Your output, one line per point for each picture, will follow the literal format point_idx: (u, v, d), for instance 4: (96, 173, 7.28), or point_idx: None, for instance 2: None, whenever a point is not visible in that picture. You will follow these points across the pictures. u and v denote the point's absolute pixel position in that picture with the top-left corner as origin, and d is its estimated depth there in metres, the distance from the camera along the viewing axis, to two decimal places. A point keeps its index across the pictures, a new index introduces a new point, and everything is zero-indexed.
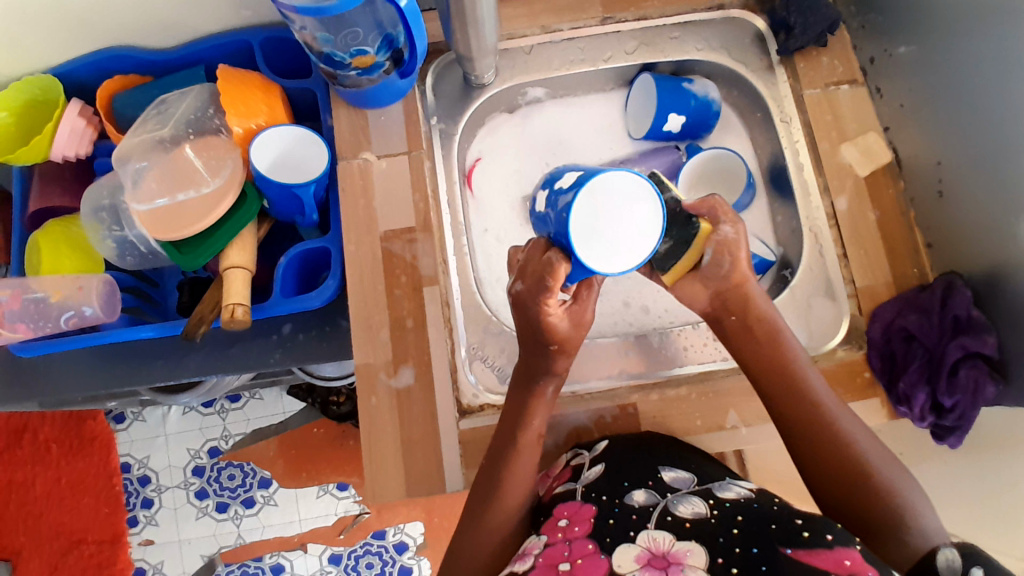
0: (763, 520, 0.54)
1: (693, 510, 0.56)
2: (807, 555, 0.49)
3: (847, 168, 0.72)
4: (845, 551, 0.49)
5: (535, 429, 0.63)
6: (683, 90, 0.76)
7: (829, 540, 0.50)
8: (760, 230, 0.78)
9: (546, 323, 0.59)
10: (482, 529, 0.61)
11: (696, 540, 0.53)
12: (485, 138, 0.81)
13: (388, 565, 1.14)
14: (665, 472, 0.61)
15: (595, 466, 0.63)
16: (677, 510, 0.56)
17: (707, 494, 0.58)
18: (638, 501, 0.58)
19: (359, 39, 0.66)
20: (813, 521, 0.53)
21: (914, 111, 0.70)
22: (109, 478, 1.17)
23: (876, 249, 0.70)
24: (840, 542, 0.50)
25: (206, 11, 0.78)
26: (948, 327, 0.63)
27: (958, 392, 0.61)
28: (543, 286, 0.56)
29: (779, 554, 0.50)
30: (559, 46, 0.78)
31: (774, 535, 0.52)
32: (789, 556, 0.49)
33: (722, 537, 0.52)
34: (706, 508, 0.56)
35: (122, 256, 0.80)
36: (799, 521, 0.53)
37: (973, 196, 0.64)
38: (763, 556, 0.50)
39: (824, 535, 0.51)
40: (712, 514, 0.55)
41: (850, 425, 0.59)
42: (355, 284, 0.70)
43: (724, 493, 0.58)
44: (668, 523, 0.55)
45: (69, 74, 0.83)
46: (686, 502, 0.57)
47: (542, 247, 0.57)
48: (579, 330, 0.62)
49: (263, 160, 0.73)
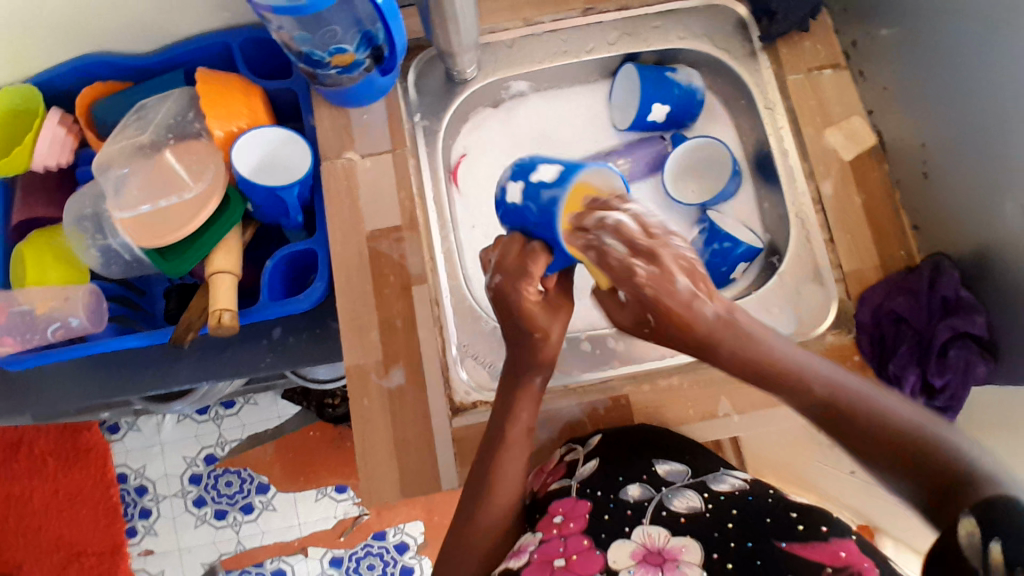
0: (758, 512, 0.54)
1: (688, 503, 0.57)
2: (801, 549, 0.50)
3: (832, 153, 0.72)
4: (841, 542, 0.49)
5: (524, 424, 0.62)
6: (667, 78, 0.76)
7: (824, 532, 0.51)
8: (748, 217, 0.77)
9: (523, 310, 0.60)
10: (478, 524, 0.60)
11: (692, 536, 0.54)
12: (470, 133, 0.80)
13: (390, 565, 1.14)
14: (660, 465, 0.62)
15: (590, 462, 0.63)
16: (672, 505, 0.57)
17: (702, 488, 0.59)
18: (634, 495, 0.59)
19: (337, 37, 0.66)
20: (807, 513, 0.53)
21: (897, 94, 0.70)
22: (106, 489, 1.16)
23: (862, 233, 0.70)
24: (835, 533, 0.51)
25: (184, 14, 0.77)
26: (936, 309, 0.63)
27: (947, 372, 0.61)
28: (523, 275, 0.58)
29: (775, 548, 0.50)
30: (541, 39, 0.78)
31: (770, 529, 0.52)
32: (783, 549, 0.50)
33: (718, 531, 0.53)
34: (700, 501, 0.57)
35: (107, 265, 0.78)
36: (795, 513, 0.54)
37: (958, 177, 0.64)
38: (757, 548, 0.51)
39: (820, 527, 0.52)
40: (708, 507, 0.56)
41: (839, 378, 0.49)
42: (343, 285, 0.70)
43: (719, 485, 0.59)
44: (664, 517, 0.56)
45: (47, 84, 0.82)
46: (681, 495, 0.58)
47: (519, 245, 0.59)
48: (559, 316, 0.62)
49: (246, 163, 0.73)
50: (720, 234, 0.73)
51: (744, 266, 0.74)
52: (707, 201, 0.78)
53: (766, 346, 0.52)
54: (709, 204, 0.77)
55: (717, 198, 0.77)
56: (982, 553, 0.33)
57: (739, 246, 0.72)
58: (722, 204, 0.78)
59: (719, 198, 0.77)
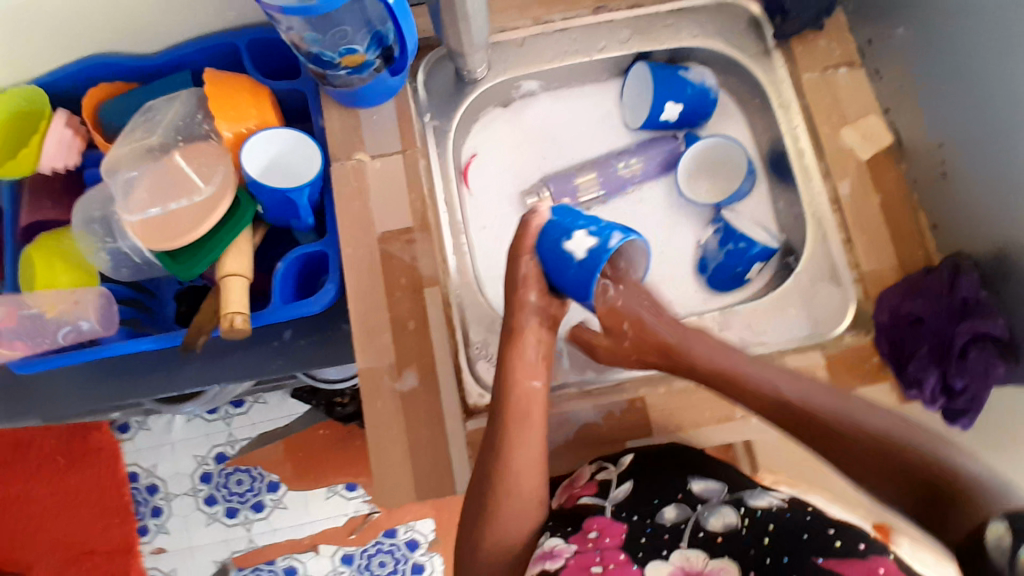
0: (794, 527, 0.53)
1: (724, 520, 0.56)
2: (838, 565, 0.49)
3: (848, 152, 0.71)
4: (879, 560, 0.48)
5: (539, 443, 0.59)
6: (680, 78, 0.75)
7: (862, 549, 0.50)
8: (763, 217, 0.77)
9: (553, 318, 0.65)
10: (506, 536, 0.57)
11: (729, 557, 0.53)
12: (480, 134, 0.80)
13: (401, 562, 1.14)
14: (695, 483, 0.61)
15: (624, 483, 0.62)
16: (709, 524, 0.56)
17: (738, 504, 0.58)
18: (670, 518, 0.58)
19: (347, 38, 0.66)
20: (846, 530, 0.52)
21: (914, 92, 0.69)
22: (117, 488, 1.16)
23: (881, 234, 0.69)
24: (873, 551, 0.49)
25: (191, 13, 0.76)
26: (956, 309, 0.62)
27: (968, 373, 0.60)
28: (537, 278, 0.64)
29: (810, 564, 0.50)
30: (552, 37, 0.77)
31: (806, 545, 0.51)
32: (819, 565, 0.49)
33: (752, 548, 0.53)
34: (737, 517, 0.56)
35: (116, 267, 0.78)
36: (832, 529, 0.52)
37: (978, 175, 0.63)
38: (793, 563, 0.51)
39: (857, 544, 0.50)
40: (745, 524, 0.55)
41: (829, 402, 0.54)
42: (355, 288, 0.69)
43: (756, 501, 0.57)
44: (701, 539, 0.55)
45: (54, 85, 0.81)
46: (717, 512, 0.57)
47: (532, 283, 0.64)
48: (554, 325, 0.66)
49: (257, 165, 0.73)
50: (734, 234, 0.73)
51: (759, 266, 0.74)
52: (722, 200, 0.77)
53: (754, 384, 0.58)
54: (724, 204, 0.77)
55: (731, 198, 0.76)
56: (1013, 556, 0.36)
57: (754, 245, 0.71)
58: (735, 203, 0.77)
59: (734, 197, 0.76)
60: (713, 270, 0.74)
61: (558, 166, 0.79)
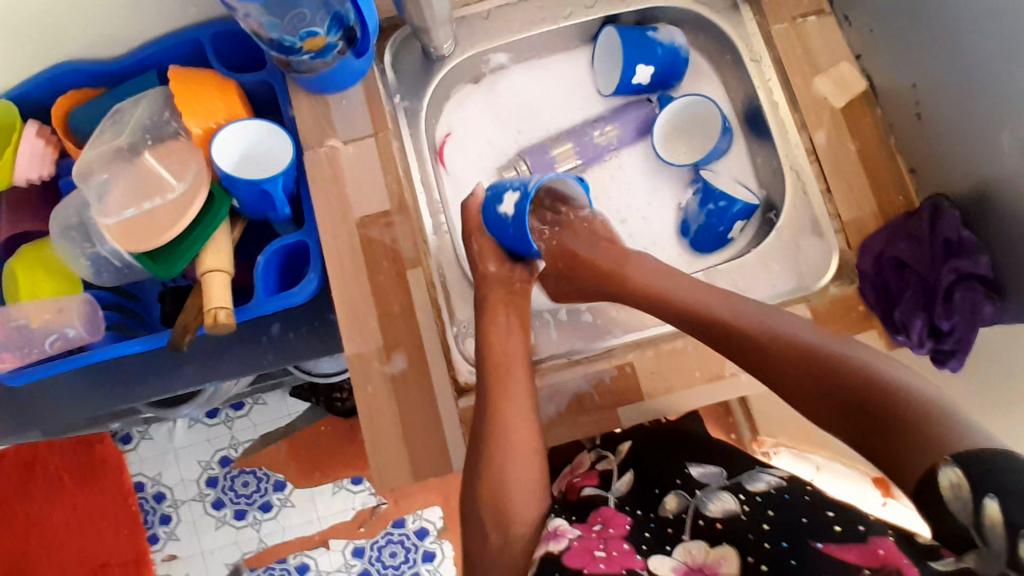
0: (794, 512, 0.52)
1: (723, 506, 0.55)
2: (839, 550, 0.48)
3: (822, 101, 0.71)
4: (880, 541, 0.47)
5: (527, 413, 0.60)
6: (649, 39, 0.74)
7: (862, 531, 0.49)
8: (742, 174, 0.77)
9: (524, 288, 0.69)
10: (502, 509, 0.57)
11: (729, 543, 0.51)
12: (453, 112, 0.79)
13: (411, 551, 1.14)
14: (693, 468, 0.62)
15: (625, 474, 0.63)
16: (708, 510, 0.55)
17: (736, 489, 0.57)
18: (671, 508, 0.57)
19: (307, 21, 0.65)
20: (844, 512, 0.51)
21: (884, 36, 0.68)
22: (124, 500, 1.17)
23: (859, 181, 0.69)
24: (874, 532, 0.48)
25: (151, 12, 0.75)
26: (939, 251, 0.61)
27: (955, 314, 0.59)
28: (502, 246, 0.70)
29: (810, 549, 0.48)
30: (517, 7, 0.76)
31: (805, 528, 0.50)
32: (820, 550, 0.48)
33: (752, 533, 0.51)
34: (736, 502, 0.55)
35: (99, 274, 0.78)
36: (831, 512, 0.51)
37: (952, 112, 0.63)
38: (792, 548, 0.49)
39: (857, 526, 0.49)
40: (744, 510, 0.54)
41: (805, 338, 0.54)
42: (337, 276, 0.69)
43: (755, 485, 0.57)
44: (702, 528, 0.54)
45: (25, 96, 0.81)
46: (716, 498, 0.56)
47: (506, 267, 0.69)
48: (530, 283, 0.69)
49: (228, 159, 0.72)
50: (714, 193, 0.72)
51: (741, 224, 0.74)
52: (699, 160, 0.77)
53: (725, 315, 0.58)
54: (702, 163, 0.77)
55: (708, 157, 0.76)
56: (975, 510, 0.39)
57: (735, 203, 0.71)
58: (715, 161, 0.77)
59: (711, 156, 0.76)
60: (696, 232, 0.74)
61: (533, 138, 0.79)
